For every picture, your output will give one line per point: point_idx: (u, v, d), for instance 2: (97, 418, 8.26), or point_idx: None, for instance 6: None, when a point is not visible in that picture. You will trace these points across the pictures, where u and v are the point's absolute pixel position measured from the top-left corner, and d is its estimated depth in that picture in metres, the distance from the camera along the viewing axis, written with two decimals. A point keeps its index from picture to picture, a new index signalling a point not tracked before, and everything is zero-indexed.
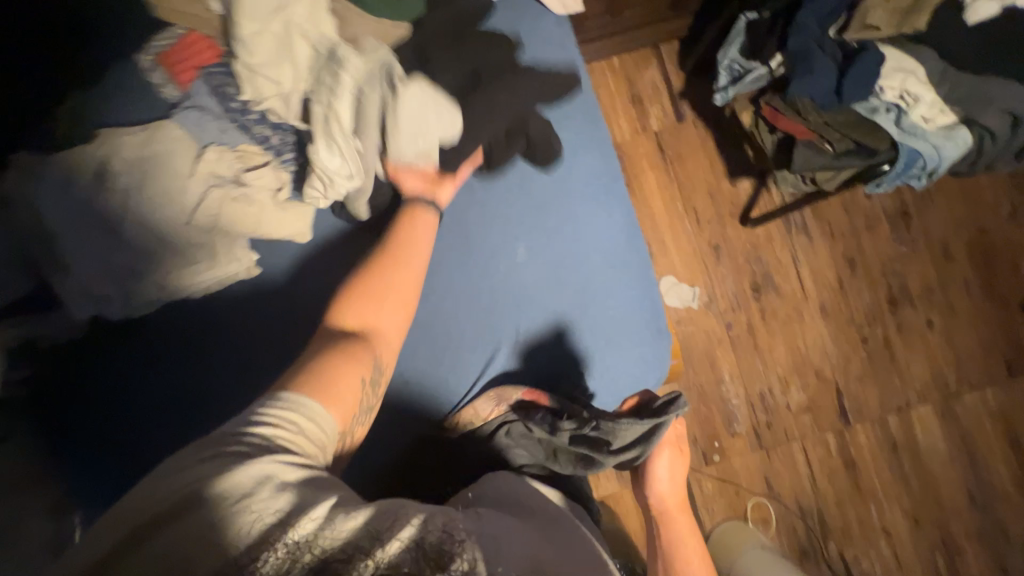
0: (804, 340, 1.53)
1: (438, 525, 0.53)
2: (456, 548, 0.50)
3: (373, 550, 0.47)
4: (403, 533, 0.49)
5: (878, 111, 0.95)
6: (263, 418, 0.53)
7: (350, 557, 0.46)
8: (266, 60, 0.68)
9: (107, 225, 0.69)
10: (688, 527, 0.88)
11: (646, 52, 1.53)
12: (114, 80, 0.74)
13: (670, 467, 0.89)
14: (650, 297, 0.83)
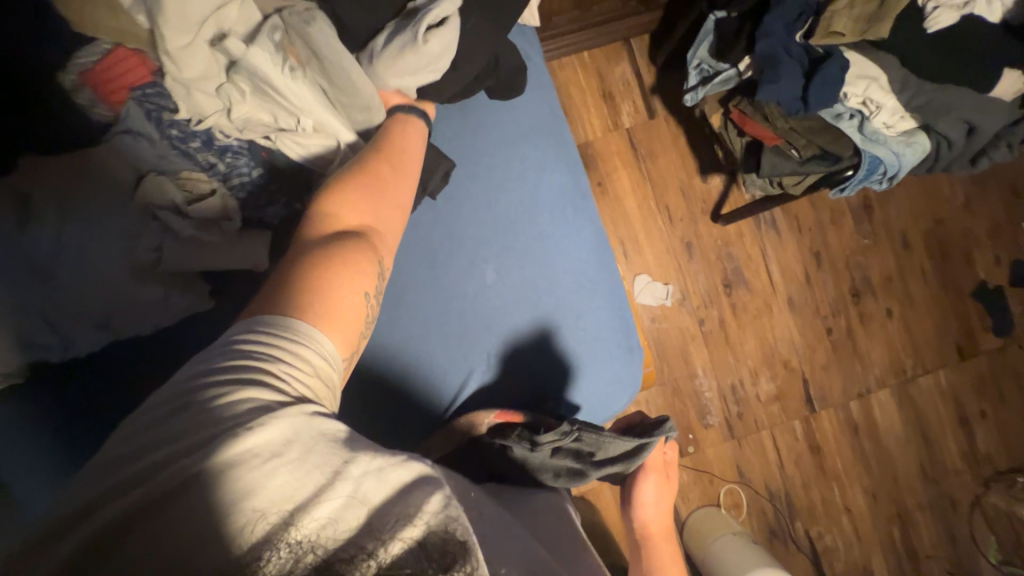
0: (773, 332, 1.57)
1: (455, 504, 0.49)
2: (464, 542, 0.47)
3: (375, 550, 0.44)
4: (404, 532, 0.45)
5: (842, 117, 0.95)
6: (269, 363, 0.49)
7: (352, 557, 0.43)
8: (200, 74, 0.68)
9: (36, 267, 0.64)
10: (671, 550, 0.93)
11: (617, 47, 1.49)
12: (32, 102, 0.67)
13: (656, 493, 0.93)
14: (622, 315, 0.82)
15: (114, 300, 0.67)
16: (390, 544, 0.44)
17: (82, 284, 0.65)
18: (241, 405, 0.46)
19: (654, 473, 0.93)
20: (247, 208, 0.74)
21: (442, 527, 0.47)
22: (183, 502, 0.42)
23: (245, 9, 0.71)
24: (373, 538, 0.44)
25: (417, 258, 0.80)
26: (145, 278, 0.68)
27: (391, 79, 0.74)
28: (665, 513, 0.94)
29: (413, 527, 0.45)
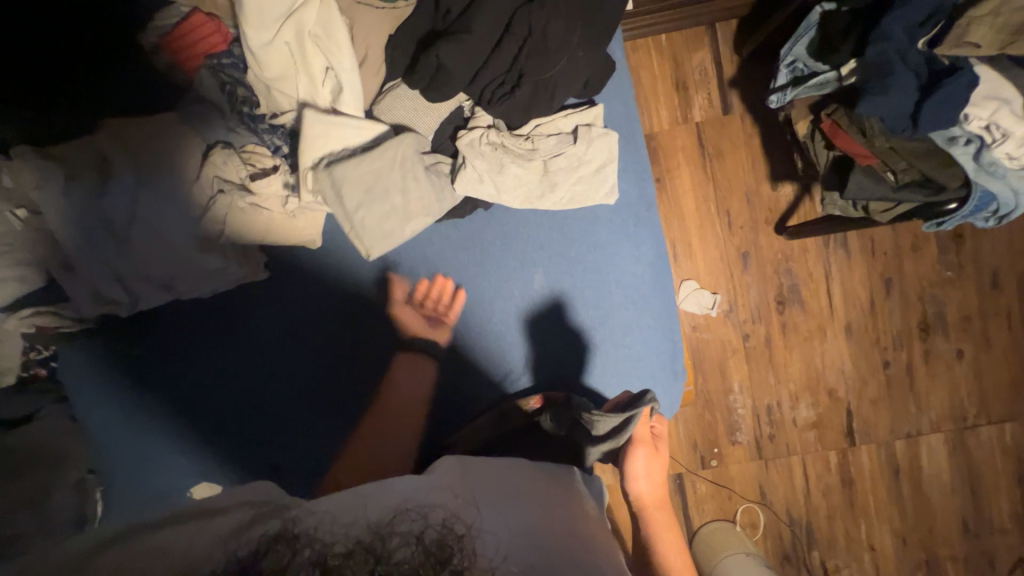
0: (823, 358, 1.48)
1: (440, 517, 0.54)
2: (456, 542, 0.52)
3: (374, 547, 0.50)
4: (403, 530, 0.52)
5: (956, 142, 0.82)
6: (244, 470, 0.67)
7: (348, 552, 0.50)
8: (278, 73, 0.71)
9: (111, 226, 0.67)
10: (668, 523, 0.83)
11: (700, 32, 1.37)
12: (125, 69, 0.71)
13: (649, 463, 0.82)
14: (671, 336, 0.78)
15: (183, 265, 0.70)
16: (394, 538, 0.51)
17: (156, 248, 0.69)
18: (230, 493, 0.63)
19: (642, 441, 0.82)
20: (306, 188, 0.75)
21: (437, 524, 0.53)
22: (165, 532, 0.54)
23: (326, 11, 0.69)
24: (374, 534, 0.52)
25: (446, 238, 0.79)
26: (210, 249, 0.71)
27: (502, 148, 0.72)
28: (659, 485, 0.83)
29: (409, 523, 0.53)
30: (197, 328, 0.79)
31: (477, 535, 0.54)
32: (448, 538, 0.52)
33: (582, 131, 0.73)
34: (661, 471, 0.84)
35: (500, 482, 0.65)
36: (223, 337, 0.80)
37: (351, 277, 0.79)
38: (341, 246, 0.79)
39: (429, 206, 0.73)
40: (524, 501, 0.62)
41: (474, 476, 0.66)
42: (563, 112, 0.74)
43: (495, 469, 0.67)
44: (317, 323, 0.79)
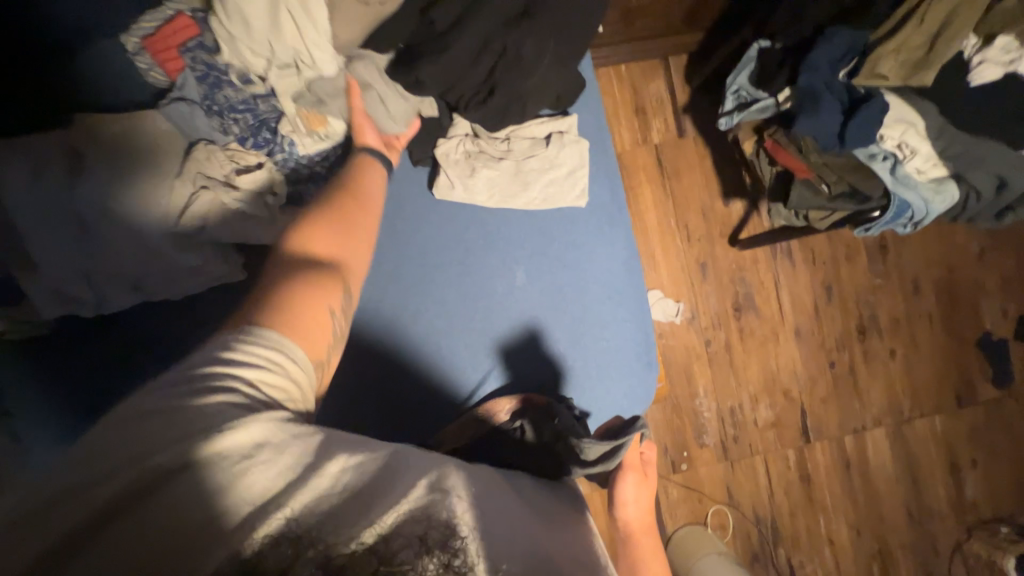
0: (777, 360, 1.59)
1: (444, 512, 0.50)
2: (459, 544, 0.48)
3: (376, 544, 0.45)
4: (406, 530, 0.47)
5: (876, 157, 0.97)
6: (237, 355, 0.50)
7: (353, 552, 0.44)
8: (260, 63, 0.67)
9: (79, 221, 0.65)
10: (655, 550, 0.83)
11: (655, 63, 1.50)
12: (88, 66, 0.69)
13: (638, 490, 0.83)
14: (644, 329, 0.83)
15: (155, 260, 0.68)
16: (397, 538, 0.46)
17: (127, 241, 0.66)
18: (216, 402, 0.46)
19: (632, 465, 0.83)
20: (290, 187, 0.75)
21: (440, 524, 0.48)
22: (171, 489, 0.42)
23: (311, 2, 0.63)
24: (376, 532, 0.46)
25: (428, 243, 0.79)
26: (183, 244, 0.68)
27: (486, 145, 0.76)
28: (648, 509, 0.84)
29: (413, 522, 0.47)
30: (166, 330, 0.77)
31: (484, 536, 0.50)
32: (451, 542, 0.48)
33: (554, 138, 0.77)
34: (649, 496, 0.85)
35: (498, 484, 0.62)
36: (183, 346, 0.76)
37: None
38: None
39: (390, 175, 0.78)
40: (519, 504, 0.60)
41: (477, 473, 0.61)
42: (537, 120, 0.78)
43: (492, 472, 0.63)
44: None
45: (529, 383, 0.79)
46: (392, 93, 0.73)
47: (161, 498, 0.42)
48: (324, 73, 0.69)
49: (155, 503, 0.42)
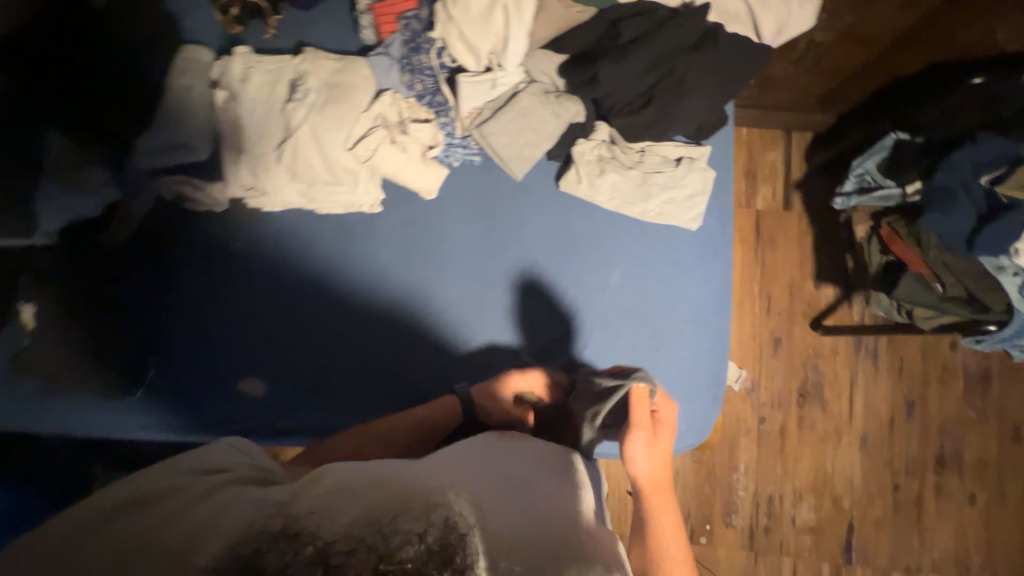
0: (834, 463, 1.47)
1: (440, 515, 0.52)
2: (460, 539, 0.50)
3: (374, 541, 0.48)
4: (405, 528, 0.50)
5: (1005, 270, 0.90)
6: (238, 446, 0.62)
7: (351, 548, 0.48)
8: (465, 41, 0.76)
9: (283, 125, 0.77)
10: (668, 509, 0.74)
11: (777, 134, 1.53)
12: (333, 26, 0.90)
13: (647, 451, 0.74)
14: (718, 361, 0.84)
15: (322, 178, 0.78)
16: (395, 534, 0.49)
17: (311, 155, 0.77)
18: (212, 460, 0.58)
19: (639, 422, 0.74)
20: (444, 148, 0.84)
21: (440, 523, 0.51)
22: (161, 505, 0.51)
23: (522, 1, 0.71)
24: (372, 533, 0.49)
25: (507, 230, 0.87)
26: (347, 171, 0.79)
27: (621, 149, 0.81)
28: (660, 467, 0.75)
29: (409, 518, 0.51)
30: (241, 254, 0.91)
31: (476, 533, 0.52)
32: (452, 540, 0.50)
33: (685, 162, 0.80)
34: (660, 456, 0.76)
35: (502, 479, 0.62)
36: (268, 278, 0.91)
37: (451, 230, 0.88)
38: (450, 202, 0.88)
39: (522, 156, 0.82)
40: (520, 496, 0.60)
41: (474, 474, 0.62)
42: (672, 142, 0.81)
43: (493, 471, 0.64)
44: (353, 261, 0.90)
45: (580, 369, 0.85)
46: (555, 102, 0.80)
47: (150, 510, 0.51)
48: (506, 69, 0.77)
49: (124, 518, 0.50)
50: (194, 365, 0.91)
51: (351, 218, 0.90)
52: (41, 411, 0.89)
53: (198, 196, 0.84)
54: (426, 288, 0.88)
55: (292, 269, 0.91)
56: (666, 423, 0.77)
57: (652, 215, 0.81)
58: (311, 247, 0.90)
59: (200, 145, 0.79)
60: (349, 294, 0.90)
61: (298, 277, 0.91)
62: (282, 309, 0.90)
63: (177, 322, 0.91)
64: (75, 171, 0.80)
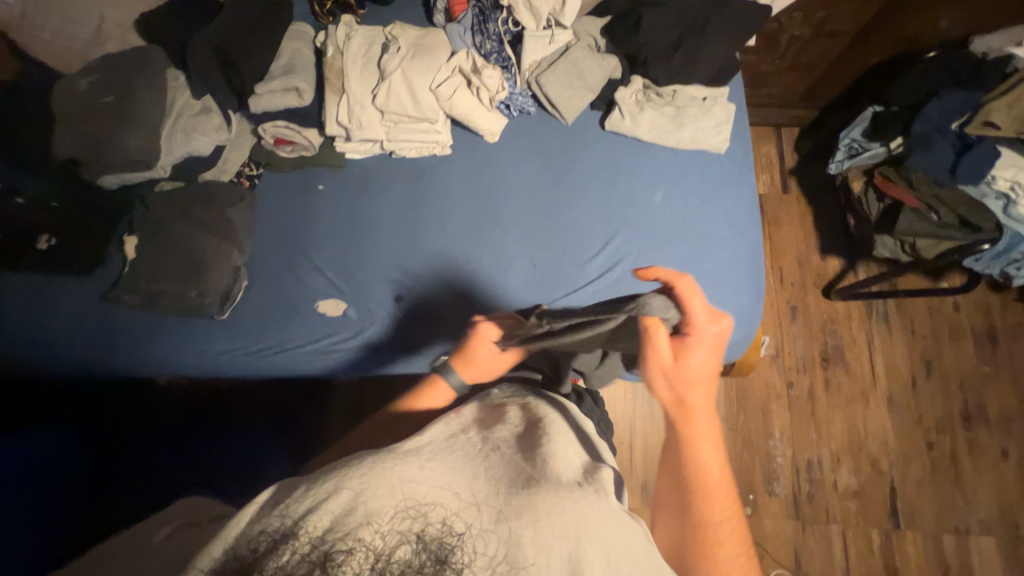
0: (866, 424, 1.50)
1: (438, 514, 0.46)
2: (458, 542, 0.44)
3: (373, 541, 0.43)
4: (402, 529, 0.44)
5: (986, 196, 1.10)
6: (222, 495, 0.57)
7: (349, 544, 0.42)
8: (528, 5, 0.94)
9: (378, 73, 0.94)
10: (707, 437, 0.70)
11: (769, 130, 1.74)
12: (407, 16, 1.10)
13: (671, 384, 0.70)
14: (756, 265, 0.94)
15: (411, 115, 0.94)
16: (391, 534, 0.44)
17: (402, 94, 0.93)
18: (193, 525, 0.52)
19: (659, 350, 0.70)
20: (506, 96, 0.99)
21: (438, 523, 0.45)
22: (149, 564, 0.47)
23: None
24: (370, 531, 0.43)
25: (567, 178, 0.99)
26: (431, 109, 0.94)
27: (653, 92, 0.98)
28: (690, 400, 0.69)
29: (391, 518, 0.45)
30: (293, 213, 1.02)
31: (475, 533, 0.45)
32: (449, 541, 0.44)
33: (709, 99, 0.97)
34: (684, 389, 0.70)
35: (484, 458, 0.55)
36: (314, 229, 1.00)
37: (510, 166, 1.01)
38: (510, 143, 1.02)
39: (574, 100, 0.98)
40: (510, 468, 0.54)
41: (450, 454, 0.54)
42: (695, 86, 0.98)
43: (474, 454, 0.55)
44: (410, 201, 1.01)
45: (618, 282, 0.93)
46: (598, 56, 0.98)
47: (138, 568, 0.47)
48: (561, 29, 0.96)
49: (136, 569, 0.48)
50: (276, 301, 0.98)
51: (423, 158, 1.02)
52: (132, 342, 0.97)
53: (295, 137, 0.98)
54: (485, 219, 0.98)
55: (347, 216, 1.01)
56: (698, 350, 0.70)
57: (686, 144, 0.96)
58: (369, 195, 1.02)
59: (310, 94, 0.97)
60: (407, 232, 0.99)
61: (349, 225, 1.00)
62: (336, 250, 0.99)
63: (266, 261, 0.99)
64: (193, 117, 0.94)
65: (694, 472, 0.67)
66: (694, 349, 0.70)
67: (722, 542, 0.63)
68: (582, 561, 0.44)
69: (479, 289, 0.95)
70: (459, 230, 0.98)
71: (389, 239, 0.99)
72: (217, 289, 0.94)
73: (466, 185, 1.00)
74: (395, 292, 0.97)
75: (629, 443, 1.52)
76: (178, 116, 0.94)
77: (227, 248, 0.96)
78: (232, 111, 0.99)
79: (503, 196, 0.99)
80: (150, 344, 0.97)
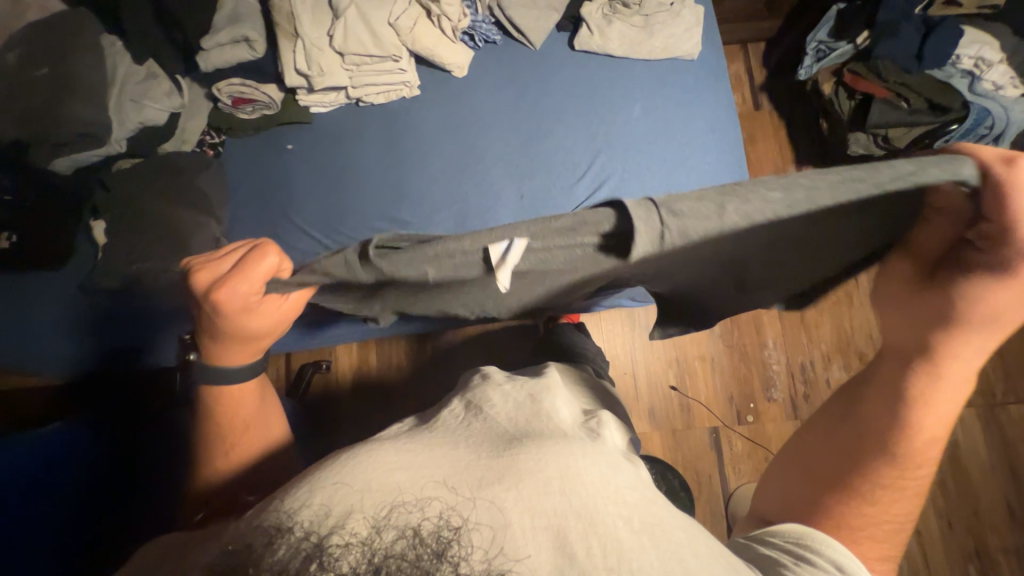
0: (852, 322, 1.57)
1: (433, 508, 0.44)
2: (456, 537, 0.41)
3: (370, 537, 0.40)
4: (398, 522, 0.41)
5: (953, 76, 1.10)
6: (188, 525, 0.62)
7: (344, 543, 0.39)
8: None
9: (331, 12, 0.89)
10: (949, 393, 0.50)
11: (735, 49, 1.72)
12: None
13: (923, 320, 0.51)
14: (742, 165, 0.94)
15: (373, 55, 0.89)
16: (386, 530, 0.40)
17: (359, 30, 0.88)
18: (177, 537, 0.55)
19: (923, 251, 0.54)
20: (469, 24, 0.95)
21: (433, 516, 0.42)
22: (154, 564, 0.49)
23: None
24: (368, 524, 0.41)
25: (545, 104, 0.96)
26: (394, 45, 0.90)
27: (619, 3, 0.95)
28: (947, 350, 0.50)
29: (377, 504, 0.43)
30: (258, 178, 0.98)
31: (476, 526, 0.43)
32: (445, 535, 0.41)
33: (678, 4, 0.95)
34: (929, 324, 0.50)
35: (464, 440, 0.54)
36: (284, 191, 0.97)
37: (485, 97, 0.98)
38: (481, 74, 0.98)
39: (541, 22, 0.95)
40: (496, 448, 0.52)
41: (429, 444, 0.53)
42: None
43: (452, 436, 0.55)
44: (383, 151, 0.97)
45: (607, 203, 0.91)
46: None
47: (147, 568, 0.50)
48: None
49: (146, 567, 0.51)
50: None
51: (391, 103, 0.98)
52: (126, 328, 0.93)
53: (255, 95, 0.93)
54: (466, 157, 0.96)
55: (320, 174, 0.97)
56: (989, 282, 0.47)
57: (657, 54, 0.95)
58: (340, 152, 0.98)
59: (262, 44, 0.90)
60: (386, 183, 0.96)
61: (323, 182, 0.97)
62: (312, 207, 0.96)
63: (245, 231, 0.96)
64: (139, 84, 0.89)
65: (902, 449, 0.50)
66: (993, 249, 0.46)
67: (867, 521, 0.49)
68: (567, 517, 0.44)
69: (470, 227, 0.93)
70: (440, 175, 0.96)
71: (368, 192, 0.96)
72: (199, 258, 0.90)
73: (442, 126, 0.97)
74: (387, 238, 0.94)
75: (632, 372, 1.57)
76: (124, 84, 0.88)
77: (203, 216, 0.92)
78: (179, 76, 0.94)
79: (483, 130, 0.97)
80: (139, 327, 0.94)
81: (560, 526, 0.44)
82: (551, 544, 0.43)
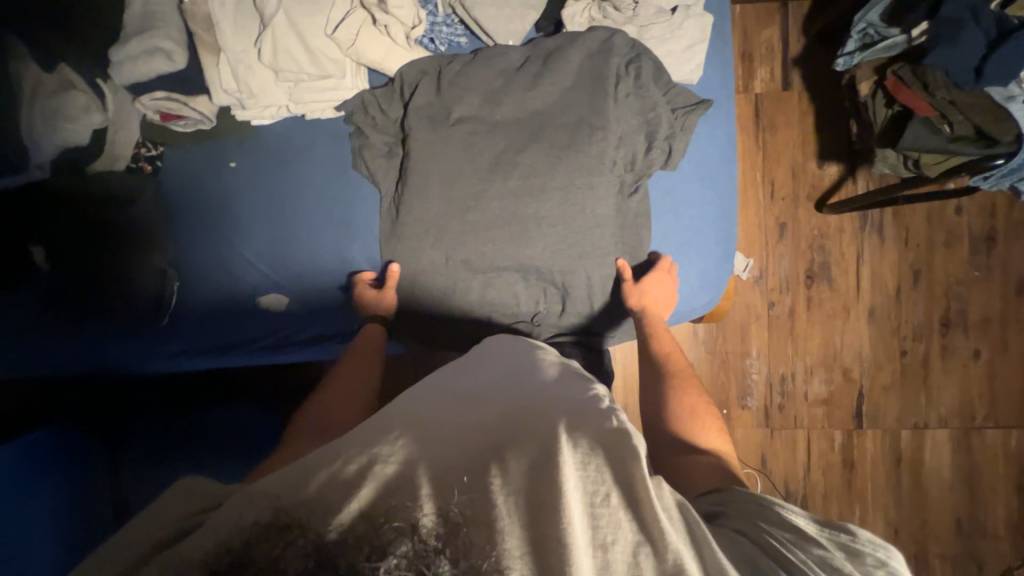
0: (842, 336, 1.51)
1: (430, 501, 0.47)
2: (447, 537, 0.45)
3: (371, 532, 0.44)
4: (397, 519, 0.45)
5: (1015, 99, 0.90)
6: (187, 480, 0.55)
7: (350, 539, 0.44)
8: None
9: (261, 19, 0.77)
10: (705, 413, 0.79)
11: (772, 10, 1.45)
12: None
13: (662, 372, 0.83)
14: (727, 216, 0.88)
15: (310, 73, 0.79)
16: (386, 528, 0.44)
17: (291, 43, 0.77)
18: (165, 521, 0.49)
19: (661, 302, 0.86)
20: (427, 28, 0.84)
21: (431, 513, 0.46)
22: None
23: None
24: (363, 518, 0.45)
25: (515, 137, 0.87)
26: (334, 62, 0.79)
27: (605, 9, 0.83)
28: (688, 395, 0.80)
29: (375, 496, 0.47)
30: (197, 203, 0.90)
31: (467, 518, 0.46)
32: (445, 528, 0.45)
33: (680, 11, 0.82)
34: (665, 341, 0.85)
35: (456, 424, 0.56)
36: (225, 218, 0.90)
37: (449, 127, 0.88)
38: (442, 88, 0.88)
39: (513, 28, 0.83)
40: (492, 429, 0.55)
41: (421, 430, 0.54)
42: None
43: (445, 416, 0.57)
44: (337, 180, 0.89)
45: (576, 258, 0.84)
46: None
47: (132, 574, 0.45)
48: None
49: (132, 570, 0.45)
50: (214, 310, 0.92)
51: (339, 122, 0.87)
52: (98, 348, 0.89)
53: (186, 113, 0.82)
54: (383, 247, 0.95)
55: (263, 200, 0.90)
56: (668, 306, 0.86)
57: (648, 77, 0.81)
58: (286, 184, 0.89)
59: (183, 51, 0.79)
60: (339, 208, 0.90)
61: (266, 207, 0.90)
62: (256, 238, 0.90)
63: (192, 257, 0.91)
64: (51, 98, 0.78)
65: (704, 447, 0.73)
66: (648, 293, 0.84)
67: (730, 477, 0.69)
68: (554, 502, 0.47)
69: (426, 278, 0.86)
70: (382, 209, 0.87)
71: (314, 220, 0.90)
72: (150, 293, 0.90)
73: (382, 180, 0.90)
74: (368, 266, 0.90)
75: None
76: (33, 98, 0.78)
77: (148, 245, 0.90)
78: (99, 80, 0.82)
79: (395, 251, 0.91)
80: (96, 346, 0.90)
81: (564, 516, 0.45)
82: (556, 536, 0.44)
